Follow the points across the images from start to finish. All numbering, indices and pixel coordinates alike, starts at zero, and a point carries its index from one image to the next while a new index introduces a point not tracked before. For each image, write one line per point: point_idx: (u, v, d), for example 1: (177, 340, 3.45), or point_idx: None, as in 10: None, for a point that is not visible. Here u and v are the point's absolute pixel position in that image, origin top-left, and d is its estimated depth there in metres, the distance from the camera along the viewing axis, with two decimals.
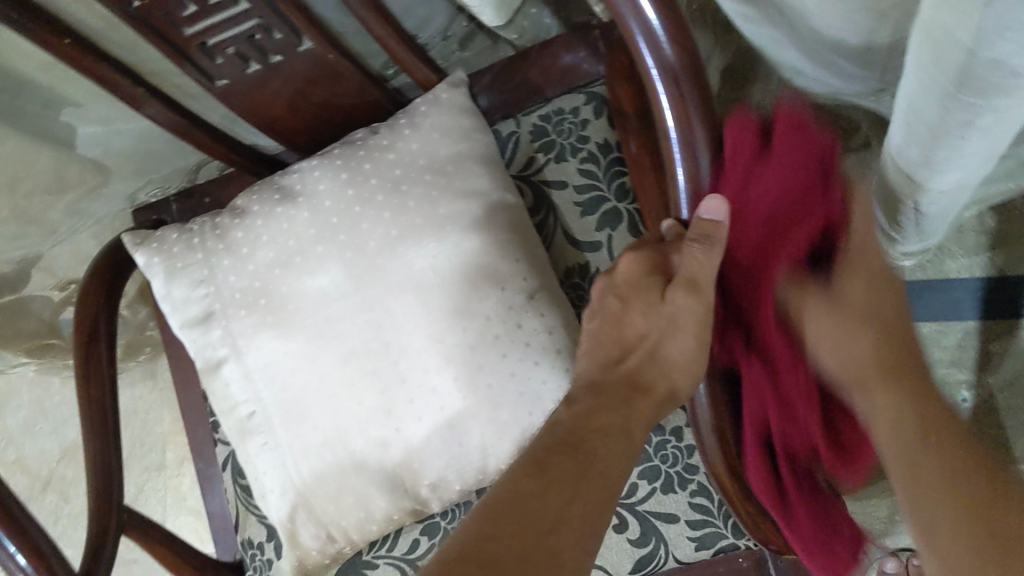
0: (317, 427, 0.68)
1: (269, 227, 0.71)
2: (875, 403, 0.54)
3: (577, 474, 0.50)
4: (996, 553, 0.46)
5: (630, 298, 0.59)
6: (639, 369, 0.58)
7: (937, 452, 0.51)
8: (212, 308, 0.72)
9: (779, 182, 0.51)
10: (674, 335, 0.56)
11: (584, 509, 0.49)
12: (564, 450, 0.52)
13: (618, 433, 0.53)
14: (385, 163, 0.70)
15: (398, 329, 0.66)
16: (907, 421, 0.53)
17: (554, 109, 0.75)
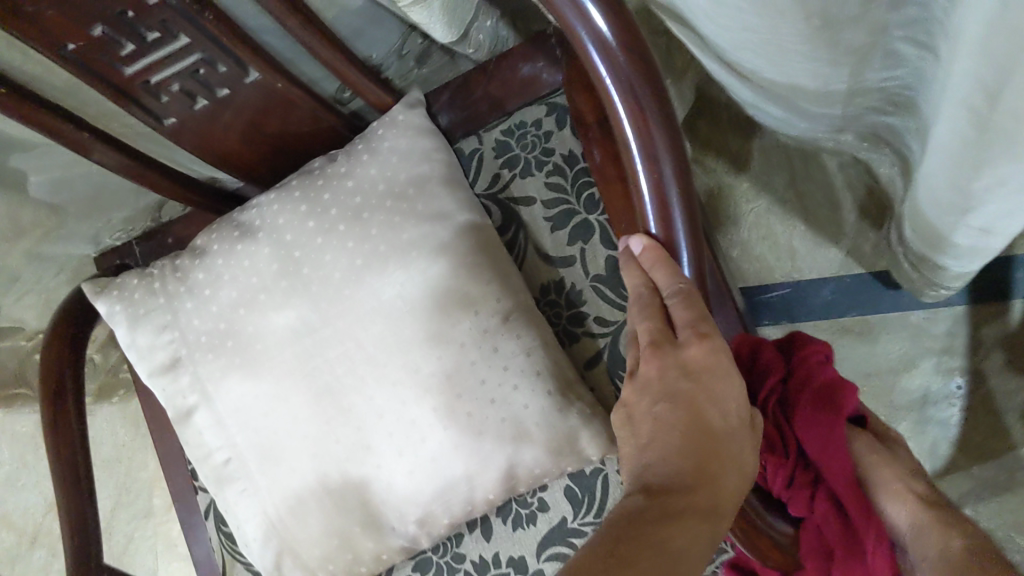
0: (294, 469, 0.66)
1: (230, 265, 0.69)
2: (942, 556, 0.44)
3: (662, 564, 0.42)
4: None
5: (712, 396, 0.47)
6: (713, 494, 0.45)
7: None
8: (178, 354, 0.69)
9: (822, 376, 0.49)
10: (746, 459, 0.47)
11: None
12: (642, 543, 0.43)
13: (699, 533, 0.44)
14: (345, 191, 0.68)
15: (371, 362, 0.64)
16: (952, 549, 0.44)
17: (516, 123, 0.74)
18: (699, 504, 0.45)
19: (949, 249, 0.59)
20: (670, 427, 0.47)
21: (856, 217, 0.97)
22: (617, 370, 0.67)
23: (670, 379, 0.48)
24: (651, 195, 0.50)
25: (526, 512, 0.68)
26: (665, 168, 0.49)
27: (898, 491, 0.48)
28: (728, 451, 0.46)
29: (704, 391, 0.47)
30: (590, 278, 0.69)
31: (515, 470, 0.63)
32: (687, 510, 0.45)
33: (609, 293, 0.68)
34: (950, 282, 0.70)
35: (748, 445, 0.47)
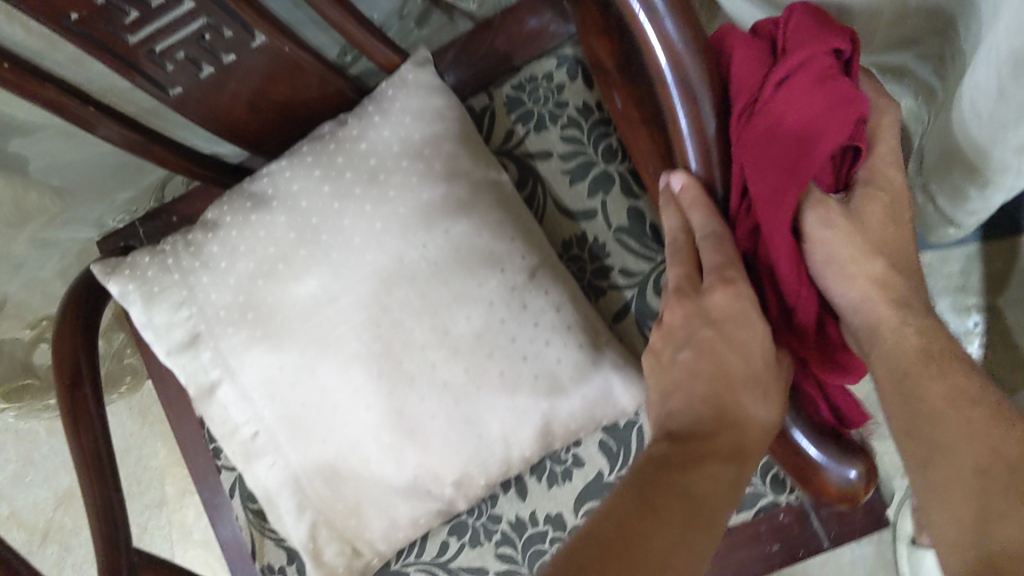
0: (326, 440, 0.64)
1: (245, 236, 0.67)
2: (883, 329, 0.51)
3: (686, 510, 0.46)
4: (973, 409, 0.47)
5: (734, 344, 0.50)
6: (737, 434, 0.49)
7: (918, 339, 0.50)
8: (198, 330, 0.68)
9: (822, 105, 0.47)
10: (768, 403, 0.50)
11: (695, 545, 0.45)
12: (666, 490, 0.47)
13: (724, 474, 0.48)
14: (358, 154, 0.66)
15: (399, 327, 0.63)
16: (908, 344, 0.50)
17: (526, 77, 0.72)
18: (721, 445, 0.49)
19: (968, 170, 0.61)
20: (694, 371, 0.51)
21: None
22: (645, 320, 0.67)
23: (696, 326, 0.51)
24: (689, 128, 0.50)
25: (561, 469, 0.68)
26: (703, 101, 0.49)
27: (852, 271, 0.53)
28: (749, 396, 0.49)
29: (723, 339, 0.50)
30: (613, 229, 0.68)
31: (552, 425, 0.63)
32: (711, 452, 0.48)
33: (633, 244, 0.67)
34: (964, 220, 0.72)
35: (771, 390, 0.50)
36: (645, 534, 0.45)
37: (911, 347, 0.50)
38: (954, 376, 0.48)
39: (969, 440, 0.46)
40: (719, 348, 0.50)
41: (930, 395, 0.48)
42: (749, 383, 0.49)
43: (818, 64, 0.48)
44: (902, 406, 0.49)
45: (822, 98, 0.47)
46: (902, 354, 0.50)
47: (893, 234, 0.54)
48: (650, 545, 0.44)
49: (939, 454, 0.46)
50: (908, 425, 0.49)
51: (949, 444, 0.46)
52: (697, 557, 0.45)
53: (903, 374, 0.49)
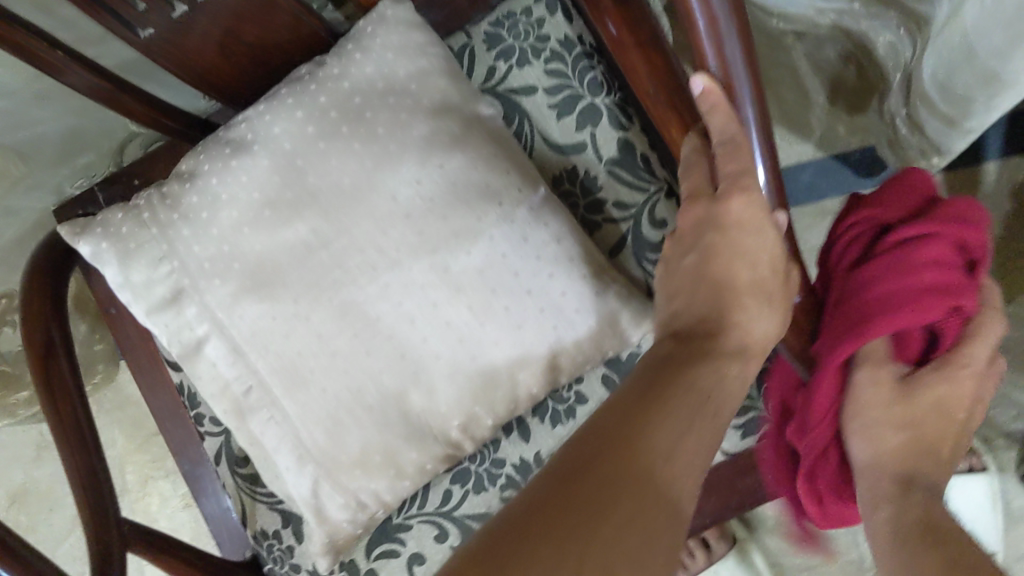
0: (326, 389, 0.62)
1: (226, 183, 0.64)
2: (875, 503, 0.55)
3: (692, 402, 0.47)
4: (906, 524, 0.52)
5: (741, 252, 0.51)
6: (738, 337, 0.51)
7: (889, 498, 0.55)
8: (180, 286, 0.65)
9: (925, 280, 0.49)
10: (771, 309, 0.51)
11: (701, 434, 0.46)
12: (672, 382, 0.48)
13: (729, 367, 0.50)
14: (342, 92, 0.64)
15: (397, 268, 0.61)
16: (899, 510, 0.54)
17: (504, 14, 0.70)
18: (724, 346, 0.51)
19: (1000, 45, 0.62)
20: (700, 274, 0.53)
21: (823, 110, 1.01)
22: (641, 251, 0.66)
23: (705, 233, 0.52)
24: (705, 28, 0.47)
25: (563, 407, 0.67)
26: (717, 1, 0.46)
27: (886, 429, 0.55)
28: (754, 301, 0.51)
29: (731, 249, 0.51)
30: (603, 162, 0.67)
31: (557, 357, 0.62)
32: (715, 350, 0.50)
33: (626, 176, 0.66)
34: (979, 115, 0.72)
35: (775, 296, 0.51)
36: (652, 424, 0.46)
37: (894, 508, 0.54)
38: (954, 537, 0.50)
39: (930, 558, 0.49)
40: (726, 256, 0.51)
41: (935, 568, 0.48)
42: (754, 289, 0.51)
43: (946, 247, 0.50)
44: (895, 544, 0.52)
45: (933, 274, 0.49)
46: (896, 503, 0.54)
47: (931, 430, 0.56)
48: (658, 436, 0.45)
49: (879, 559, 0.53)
50: (895, 551, 0.52)
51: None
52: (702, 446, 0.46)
53: (901, 533, 0.52)
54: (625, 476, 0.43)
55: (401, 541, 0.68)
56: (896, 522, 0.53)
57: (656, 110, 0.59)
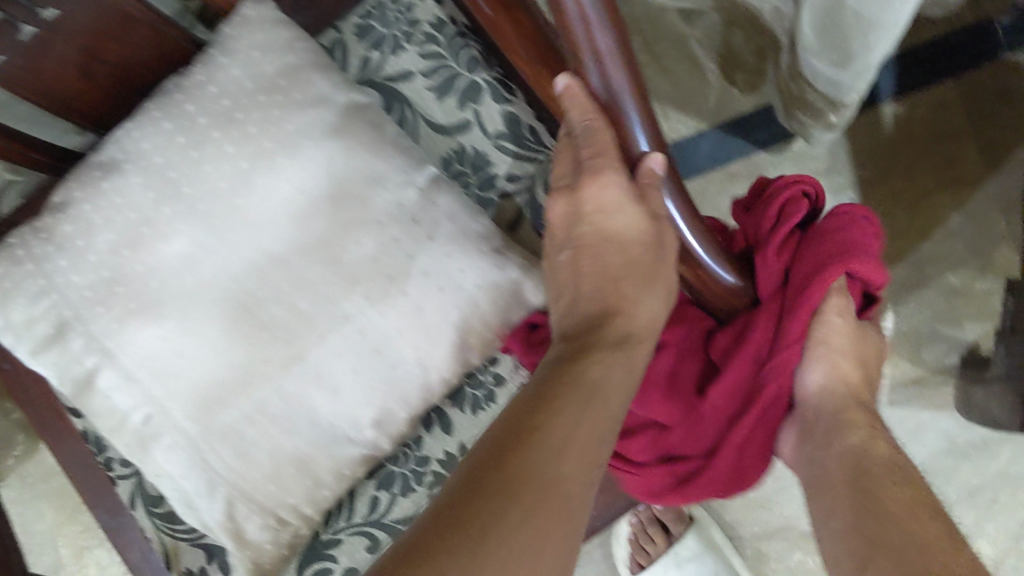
0: (227, 405, 0.58)
1: (98, 206, 0.61)
2: (840, 428, 0.54)
3: (577, 407, 0.47)
4: (882, 463, 0.52)
5: (612, 237, 0.47)
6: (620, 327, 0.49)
7: (857, 424, 0.54)
8: (63, 319, 0.61)
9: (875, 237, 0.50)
10: (653, 291, 0.49)
11: (585, 442, 0.47)
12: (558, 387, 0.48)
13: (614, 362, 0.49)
14: (209, 96, 0.61)
15: (286, 269, 0.58)
16: (874, 446, 0.53)
17: (372, 6, 0.69)
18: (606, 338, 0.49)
19: None
20: (581, 269, 0.51)
21: (719, 79, 1.01)
22: (539, 222, 0.65)
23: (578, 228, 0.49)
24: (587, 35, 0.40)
25: (482, 393, 0.66)
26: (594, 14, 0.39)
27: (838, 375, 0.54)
28: (633, 287, 0.48)
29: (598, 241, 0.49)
30: (490, 138, 0.65)
31: (466, 338, 0.60)
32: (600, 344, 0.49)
33: (514, 149, 0.65)
34: (863, 56, 0.72)
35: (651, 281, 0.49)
36: (544, 425, 0.46)
37: (851, 442, 0.53)
38: (908, 482, 0.51)
39: (928, 526, 0.49)
40: (594, 246, 0.48)
41: (900, 517, 0.49)
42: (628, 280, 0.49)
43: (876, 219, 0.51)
44: (849, 479, 0.52)
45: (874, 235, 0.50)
46: (849, 436, 0.53)
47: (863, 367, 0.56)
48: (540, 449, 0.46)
49: (849, 488, 0.52)
50: (849, 487, 0.52)
51: (870, 528, 0.50)
52: (590, 445, 0.47)
53: (857, 469, 0.52)
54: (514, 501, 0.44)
55: (333, 559, 0.64)
56: (871, 455, 0.52)
57: (530, 70, 0.58)
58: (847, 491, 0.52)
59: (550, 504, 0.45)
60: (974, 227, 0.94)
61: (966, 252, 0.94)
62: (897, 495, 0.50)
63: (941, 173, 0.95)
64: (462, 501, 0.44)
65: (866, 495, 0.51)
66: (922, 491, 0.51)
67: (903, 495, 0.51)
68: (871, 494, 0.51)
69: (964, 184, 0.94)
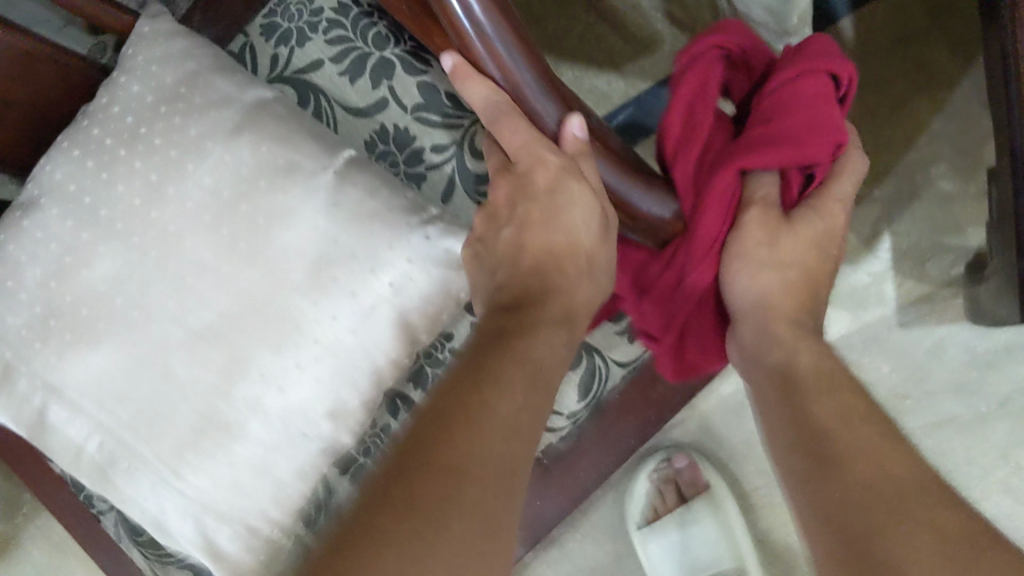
0: (176, 420, 0.57)
1: (25, 246, 0.61)
2: (774, 333, 0.52)
3: (522, 381, 0.45)
4: (812, 370, 0.50)
5: (561, 218, 0.48)
6: (561, 303, 0.50)
7: (787, 331, 0.52)
8: (7, 362, 0.61)
9: (813, 120, 0.48)
10: (595, 268, 0.51)
11: (528, 422, 0.44)
12: (502, 358, 0.45)
13: (557, 341, 0.48)
14: (112, 116, 0.61)
15: (211, 273, 0.57)
16: (803, 347, 0.51)
17: (274, 2, 0.68)
18: (548, 312, 0.49)
19: None
20: (519, 245, 0.50)
21: (669, 28, 0.94)
22: (472, 188, 0.62)
23: (521, 200, 0.49)
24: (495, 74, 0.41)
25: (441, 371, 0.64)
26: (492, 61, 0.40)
27: (777, 264, 0.53)
28: (572, 264, 0.49)
29: (542, 215, 0.49)
30: (408, 112, 0.64)
31: (407, 313, 0.58)
32: (542, 317, 0.48)
33: (434, 118, 0.63)
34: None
35: (595, 260, 0.50)
36: (487, 397, 0.43)
37: (778, 363, 0.51)
38: (839, 392, 0.48)
39: (870, 424, 0.46)
40: (540, 225, 0.49)
41: (830, 429, 0.46)
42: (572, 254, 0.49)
43: (822, 93, 0.49)
44: (782, 403, 0.50)
45: (820, 114, 0.48)
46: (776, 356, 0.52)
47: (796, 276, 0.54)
48: (492, 420, 0.42)
49: (785, 406, 0.50)
50: (783, 410, 0.50)
51: (804, 446, 0.47)
52: (533, 420, 0.45)
53: (790, 382, 0.50)
54: (471, 477, 0.39)
55: None
56: (800, 364, 0.50)
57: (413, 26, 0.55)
58: (781, 414, 0.50)
59: (495, 455, 0.41)
60: (957, 126, 0.90)
61: (952, 154, 0.90)
62: (831, 398, 0.48)
63: (910, 77, 0.91)
64: (406, 475, 0.39)
65: (797, 407, 0.49)
66: (855, 394, 0.49)
67: (838, 396, 0.48)
68: (803, 405, 0.49)
69: (937, 83, 0.90)
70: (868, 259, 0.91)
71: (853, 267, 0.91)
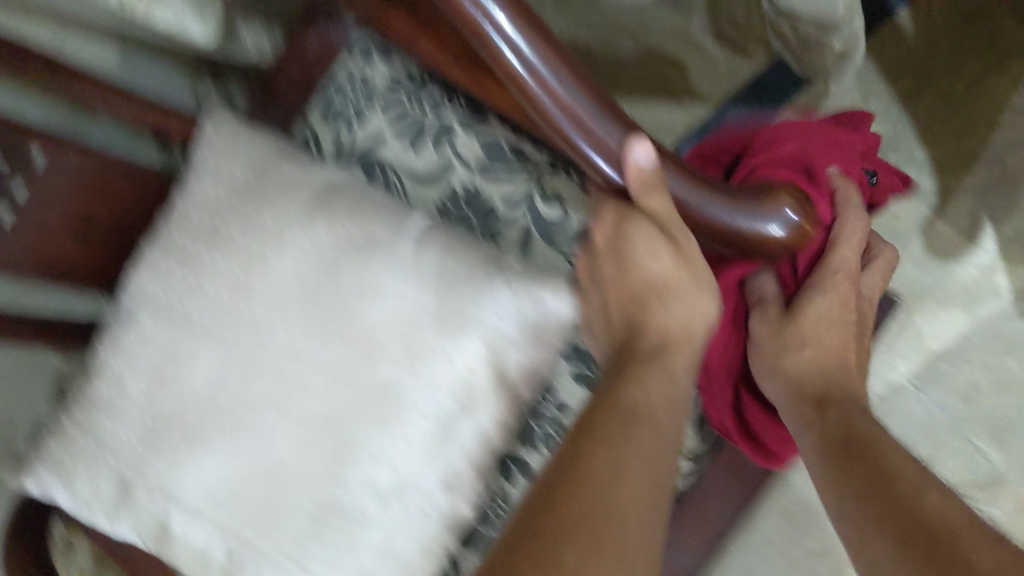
0: (295, 512, 0.57)
1: (127, 359, 0.62)
2: (808, 411, 0.53)
3: (621, 427, 0.45)
4: (848, 430, 0.51)
5: (633, 265, 0.49)
6: (659, 337, 0.49)
7: (815, 405, 0.53)
8: (123, 478, 0.61)
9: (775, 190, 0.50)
10: (693, 301, 0.48)
11: (639, 462, 0.45)
12: (601, 413, 0.46)
13: (658, 377, 0.47)
14: (189, 218, 0.62)
15: (309, 360, 0.56)
16: (844, 418, 0.52)
17: (329, 86, 0.70)
18: (647, 350, 0.49)
19: None
20: (614, 300, 0.52)
21: (722, 50, 0.93)
22: (549, 232, 0.61)
23: (603, 263, 0.52)
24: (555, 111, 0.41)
25: (552, 428, 0.61)
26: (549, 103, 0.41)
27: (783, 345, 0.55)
28: (658, 302, 0.49)
29: (621, 268, 0.50)
30: (474, 169, 0.63)
31: (504, 369, 0.56)
32: (641, 360, 0.48)
33: (501, 171, 0.63)
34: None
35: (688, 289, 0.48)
36: (584, 459, 0.44)
37: (838, 427, 0.51)
38: (885, 446, 0.49)
39: (917, 474, 0.47)
40: (623, 277, 0.50)
41: (884, 479, 0.47)
42: (658, 292, 0.49)
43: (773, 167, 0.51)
44: (841, 462, 0.50)
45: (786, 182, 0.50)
46: (837, 422, 0.52)
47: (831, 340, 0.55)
48: (590, 479, 0.44)
49: (831, 463, 0.50)
50: (841, 471, 0.49)
51: (863, 503, 0.47)
52: (642, 460, 0.45)
53: (840, 440, 0.50)
54: (572, 541, 0.42)
55: None
56: (840, 425, 0.51)
57: (468, 79, 0.58)
58: (840, 473, 0.49)
59: (601, 515, 0.43)
60: None
61: None
62: (873, 453, 0.49)
63: (980, 57, 0.87)
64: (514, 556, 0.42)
65: (843, 463, 0.49)
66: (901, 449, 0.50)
67: (880, 450, 0.49)
68: (849, 464, 0.49)
69: (1010, 57, 0.86)
70: (973, 252, 0.84)
71: (959, 262, 0.84)
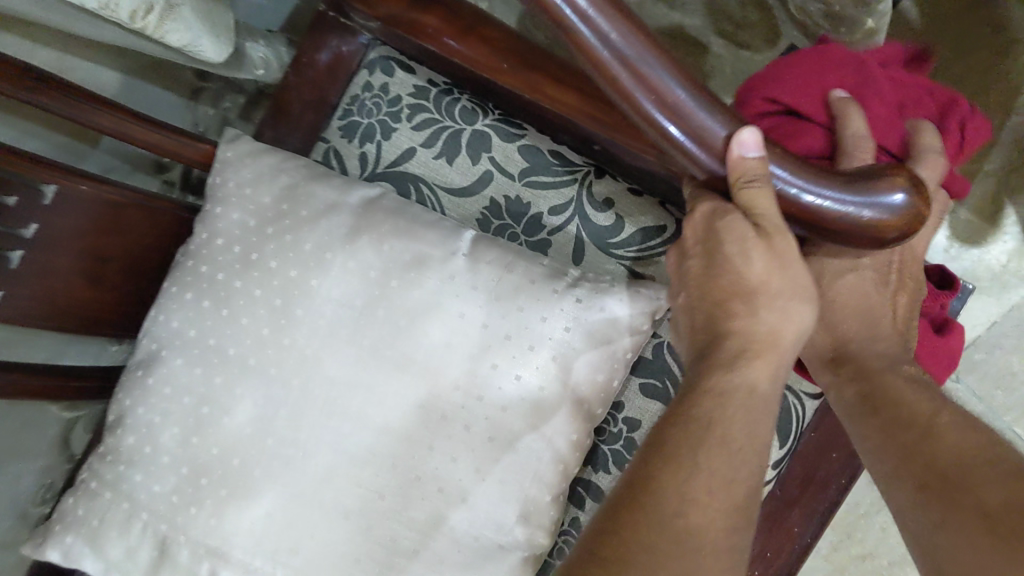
0: (358, 559, 0.52)
1: (158, 407, 0.57)
2: (832, 383, 0.54)
3: (701, 443, 0.41)
4: (880, 397, 0.49)
5: (722, 263, 0.44)
6: (743, 345, 0.43)
7: (843, 376, 0.53)
8: (161, 539, 0.55)
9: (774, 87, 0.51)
10: (785, 307, 0.43)
11: (717, 480, 0.41)
12: (678, 427, 0.42)
13: (742, 395, 0.42)
14: (216, 250, 0.58)
15: (365, 391, 0.53)
16: (887, 387, 0.49)
17: (347, 103, 0.66)
18: (728, 360, 0.43)
19: None
20: (694, 303, 0.47)
21: (726, 47, 0.85)
22: (604, 241, 0.57)
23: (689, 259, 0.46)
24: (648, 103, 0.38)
25: (621, 445, 0.58)
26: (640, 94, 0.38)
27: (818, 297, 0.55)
28: (744, 306, 0.44)
29: (707, 266, 0.45)
30: (518, 179, 0.60)
31: (578, 388, 0.53)
32: (723, 372, 0.43)
33: (545, 179, 0.59)
34: None
35: (777, 295, 0.43)
36: (658, 478, 0.41)
37: (872, 393, 0.50)
38: (913, 398, 0.48)
39: (951, 421, 0.46)
40: (708, 278, 0.45)
41: (923, 435, 0.45)
42: (745, 295, 0.44)
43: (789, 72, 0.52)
44: (888, 429, 0.47)
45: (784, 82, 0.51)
46: (877, 393, 0.49)
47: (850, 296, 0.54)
48: (663, 505, 0.40)
49: (869, 429, 0.49)
50: (885, 433, 0.47)
51: (905, 472, 0.45)
52: (723, 480, 0.41)
53: (869, 406, 0.50)
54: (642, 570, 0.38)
55: None
56: (875, 393, 0.49)
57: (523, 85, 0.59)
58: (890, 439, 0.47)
59: (678, 543, 0.39)
60: None
61: None
62: (901, 405, 0.48)
63: (988, 41, 0.84)
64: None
65: (883, 429, 0.48)
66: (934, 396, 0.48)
67: (906, 403, 0.48)
68: (876, 425, 0.48)
69: None
70: (996, 238, 0.84)
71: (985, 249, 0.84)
